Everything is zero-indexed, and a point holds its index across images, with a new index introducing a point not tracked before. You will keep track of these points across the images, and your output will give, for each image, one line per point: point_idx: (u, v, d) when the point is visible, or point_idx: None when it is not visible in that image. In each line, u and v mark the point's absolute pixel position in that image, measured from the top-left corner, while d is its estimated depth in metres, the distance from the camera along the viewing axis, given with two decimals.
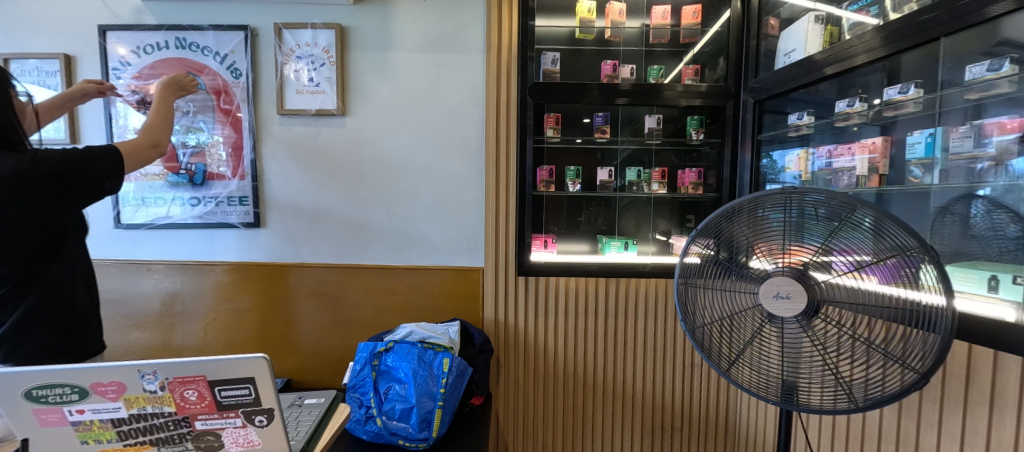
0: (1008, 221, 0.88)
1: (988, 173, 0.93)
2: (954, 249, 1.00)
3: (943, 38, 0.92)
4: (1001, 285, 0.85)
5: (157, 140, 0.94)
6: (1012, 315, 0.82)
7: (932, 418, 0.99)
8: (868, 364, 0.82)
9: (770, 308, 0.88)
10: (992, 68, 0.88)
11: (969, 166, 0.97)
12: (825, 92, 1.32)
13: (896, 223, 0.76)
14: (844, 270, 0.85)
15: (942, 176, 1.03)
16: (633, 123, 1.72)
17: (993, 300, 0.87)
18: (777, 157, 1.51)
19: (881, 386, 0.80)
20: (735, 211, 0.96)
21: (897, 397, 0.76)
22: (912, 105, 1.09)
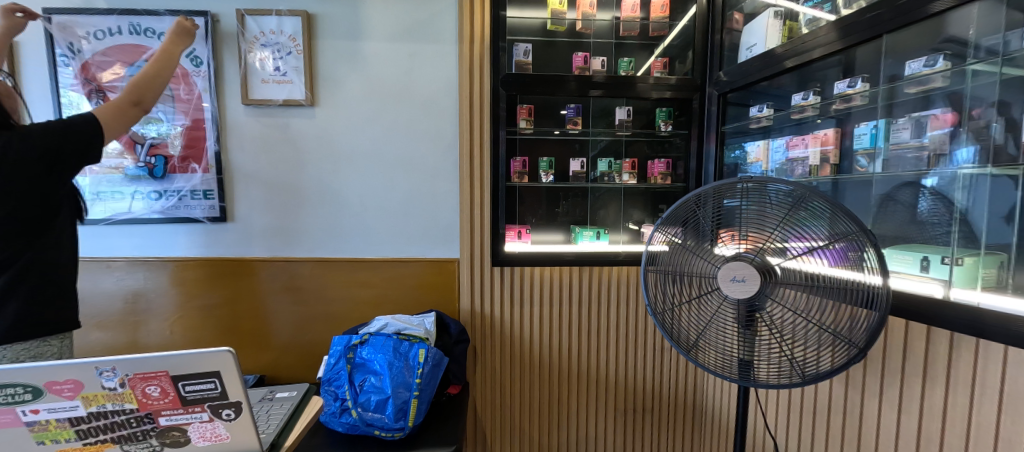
0: (943, 209, 0.97)
1: (922, 162, 1.02)
2: (893, 234, 1.08)
3: (885, 36, 0.99)
4: (931, 265, 0.93)
5: (140, 97, 0.98)
6: (940, 292, 0.90)
7: (874, 388, 1.07)
8: (817, 342, 0.88)
9: (728, 290, 0.94)
10: (929, 64, 0.96)
11: (908, 156, 1.05)
12: (785, 83, 1.38)
13: (843, 211, 0.82)
14: (798, 254, 0.90)
15: (884, 165, 1.11)
16: (604, 115, 1.75)
17: (926, 279, 0.94)
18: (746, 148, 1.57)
19: (827, 361, 0.86)
20: (699, 200, 1.02)
21: (842, 370, 0.82)
22: (858, 98, 1.17)
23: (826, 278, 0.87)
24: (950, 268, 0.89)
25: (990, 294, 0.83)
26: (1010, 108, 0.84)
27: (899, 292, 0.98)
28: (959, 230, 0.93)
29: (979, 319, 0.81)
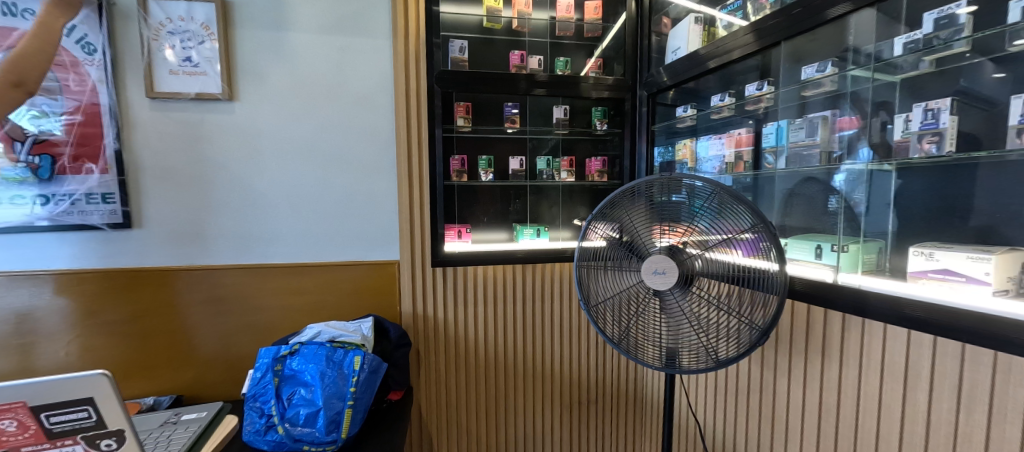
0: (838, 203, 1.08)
1: (816, 158, 1.11)
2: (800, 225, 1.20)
3: (783, 46, 1.12)
4: (824, 252, 1.03)
5: (20, 78, 1.19)
6: (829, 276, 1.00)
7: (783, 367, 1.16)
8: (730, 326, 0.95)
9: (651, 282, 0.99)
10: (819, 69, 1.07)
11: (804, 153, 1.14)
12: (709, 81, 1.46)
13: (748, 207, 0.89)
14: (717, 247, 0.96)
15: (787, 161, 1.19)
16: (540, 114, 1.76)
17: (818, 265, 1.04)
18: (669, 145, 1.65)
19: (738, 343, 0.93)
20: (636, 189, 1.02)
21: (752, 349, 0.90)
22: (766, 100, 1.28)
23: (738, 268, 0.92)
24: (838, 255, 0.99)
25: (870, 277, 0.96)
26: (891, 105, 0.99)
27: (797, 279, 1.06)
28: (846, 221, 1.06)
29: (863, 300, 0.90)
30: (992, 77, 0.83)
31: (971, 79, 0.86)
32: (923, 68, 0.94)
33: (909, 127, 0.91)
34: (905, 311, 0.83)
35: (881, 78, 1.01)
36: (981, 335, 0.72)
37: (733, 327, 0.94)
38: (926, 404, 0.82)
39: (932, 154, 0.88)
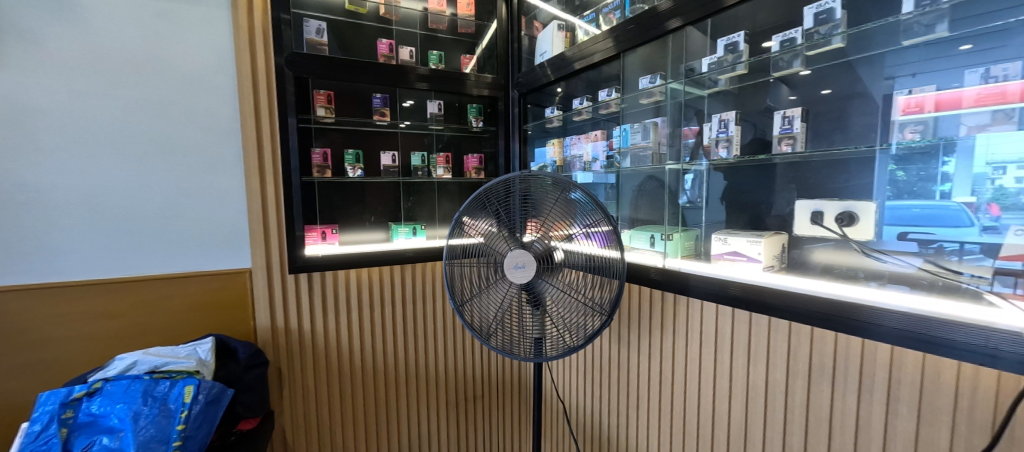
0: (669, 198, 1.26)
1: (648, 159, 1.28)
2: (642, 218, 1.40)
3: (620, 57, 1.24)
4: (656, 241, 1.19)
5: None
6: (659, 260, 1.16)
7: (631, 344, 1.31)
8: (585, 310, 1.02)
9: (512, 276, 1.03)
10: (651, 81, 1.23)
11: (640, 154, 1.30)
12: (575, 85, 1.57)
13: (592, 201, 0.98)
14: (579, 238, 1.02)
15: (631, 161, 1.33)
16: (412, 109, 1.71)
17: (652, 252, 1.20)
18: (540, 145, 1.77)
19: (592, 325, 1.01)
20: (509, 183, 1.06)
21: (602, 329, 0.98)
22: (613, 105, 1.44)
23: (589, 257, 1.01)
24: (666, 243, 1.16)
25: (687, 261, 1.13)
26: (703, 113, 1.22)
27: (642, 266, 1.19)
28: (676, 215, 1.24)
29: (686, 282, 1.05)
30: (788, 99, 1.05)
31: (774, 100, 1.07)
32: (727, 87, 1.16)
33: (711, 135, 1.15)
34: (720, 290, 0.97)
35: (693, 92, 1.20)
36: (763, 301, 0.89)
37: (586, 311, 1.02)
38: (729, 362, 0.99)
39: (723, 157, 1.11)
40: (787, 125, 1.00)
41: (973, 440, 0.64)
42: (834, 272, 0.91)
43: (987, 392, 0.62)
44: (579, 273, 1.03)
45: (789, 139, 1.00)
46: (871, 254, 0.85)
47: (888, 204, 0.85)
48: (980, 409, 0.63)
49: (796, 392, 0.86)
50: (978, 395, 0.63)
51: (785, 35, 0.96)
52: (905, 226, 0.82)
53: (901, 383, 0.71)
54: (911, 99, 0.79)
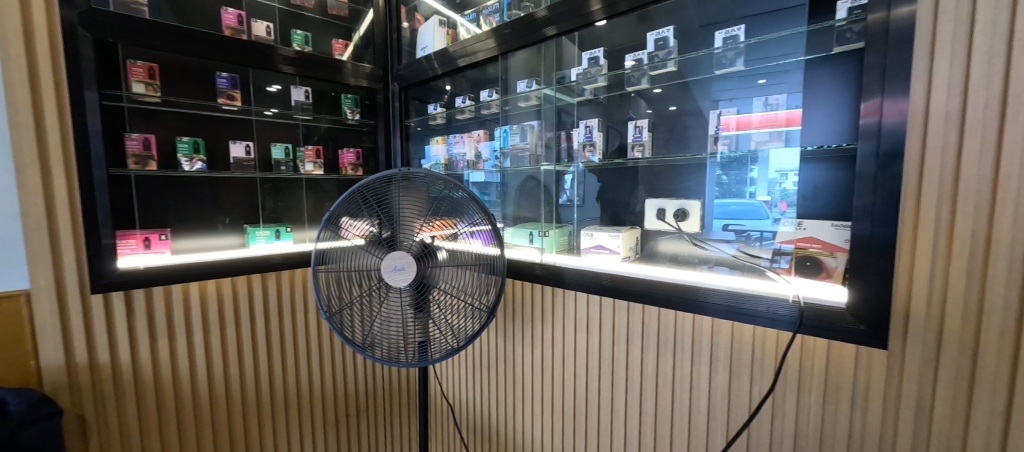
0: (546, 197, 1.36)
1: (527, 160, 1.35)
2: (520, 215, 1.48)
3: (499, 61, 1.28)
4: (534, 237, 1.29)
5: None
6: (536, 254, 1.25)
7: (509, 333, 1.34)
8: (468, 308, 1.02)
9: (391, 280, 0.97)
10: (529, 85, 1.34)
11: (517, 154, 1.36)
12: (461, 84, 1.59)
13: (473, 199, 0.98)
14: (464, 237, 1.02)
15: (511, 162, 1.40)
16: (265, 94, 1.48)
17: (530, 247, 1.30)
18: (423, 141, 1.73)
19: (476, 322, 1.02)
20: (390, 178, 0.99)
21: (484, 325, 0.99)
22: (494, 106, 1.48)
23: (473, 255, 1.02)
24: (543, 239, 1.26)
25: (561, 255, 1.24)
26: (571, 112, 1.34)
27: (531, 263, 1.22)
28: (553, 213, 1.34)
29: (563, 274, 1.13)
30: (645, 111, 1.20)
31: (634, 111, 1.22)
32: (600, 96, 1.29)
33: (577, 141, 1.27)
34: (593, 281, 1.06)
35: (564, 99, 1.32)
36: (624, 287, 1.00)
37: (470, 309, 1.02)
38: (595, 345, 1.10)
39: (590, 160, 1.25)
40: (637, 134, 1.16)
41: (763, 384, 0.83)
42: (679, 260, 1.05)
43: (771, 346, 0.81)
44: (462, 272, 1.02)
45: (639, 146, 1.17)
46: (705, 245, 1.02)
47: (716, 203, 1.04)
48: (768, 359, 0.82)
49: (647, 363, 1.00)
50: (766, 350, 0.82)
51: (636, 54, 1.11)
52: (727, 219, 1.01)
53: (719, 347, 0.88)
54: (734, 119, 0.97)
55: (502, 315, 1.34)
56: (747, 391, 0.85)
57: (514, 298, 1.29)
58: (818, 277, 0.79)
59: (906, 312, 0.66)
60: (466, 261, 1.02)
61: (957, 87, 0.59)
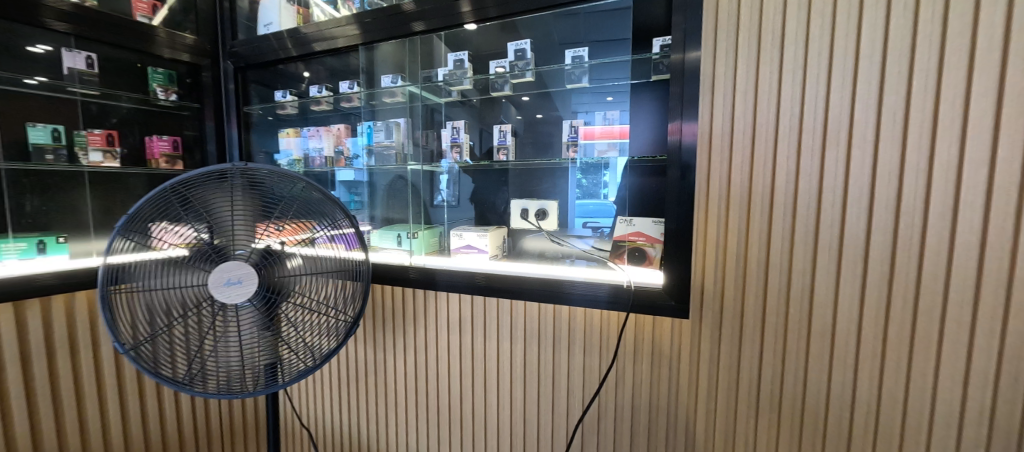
0: (414, 197, 1.32)
1: (392, 159, 1.32)
2: (388, 215, 1.41)
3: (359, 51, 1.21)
4: (403, 239, 1.25)
5: None
6: (406, 257, 1.20)
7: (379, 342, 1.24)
8: (326, 321, 0.93)
9: (222, 296, 0.82)
10: (393, 81, 1.27)
11: (382, 152, 1.32)
12: (318, 72, 1.42)
13: (332, 200, 0.89)
14: (320, 242, 0.91)
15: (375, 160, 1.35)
16: (9, 52, 1.06)
17: (399, 250, 1.26)
18: (269, 132, 1.49)
19: (333, 337, 0.93)
20: (223, 175, 0.83)
21: (346, 338, 0.92)
22: (356, 100, 1.38)
23: (332, 262, 0.92)
24: (412, 241, 1.23)
25: (431, 256, 1.22)
26: (439, 112, 1.33)
27: (406, 265, 1.15)
28: (423, 213, 1.31)
29: (434, 276, 1.10)
30: (516, 117, 1.26)
31: (505, 116, 1.27)
32: (472, 99, 1.30)
33: (445, 142, 1.30)
34: (465, 281, 1.07)
35: (431, 98, 1.31)
36: (497, 286, 1.03)
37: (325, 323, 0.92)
38: (469, 343, 1.11)
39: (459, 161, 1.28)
40: (502, 137, 1.24)
41: (609, 359, 0.97)
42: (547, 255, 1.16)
43: (613, 325, 0.95)
44: (318, 281, 0.92)
45: (503, 150, 1.23)
46: (567, 241, 1.14)
47: (578, 203, 1.17)
48: (611, 336, 0.95)
49: (516, 353, 1.06)
50: (610, 328, 0.95)
51: (499, 62, 1.17)
52: (586, 218, 1.14)
53: (575, 331, 0.99)
54: (588, 131, 1.08)
55: (372, 322, 1.24)
56: (597, 367, 0.98)
57: (383, 304, 1.22)
58: (643, 265, 0.95)
59: (702, 288, 0.85)
60: (324, 269, 0.91)
61: (729, 116, 0.79)
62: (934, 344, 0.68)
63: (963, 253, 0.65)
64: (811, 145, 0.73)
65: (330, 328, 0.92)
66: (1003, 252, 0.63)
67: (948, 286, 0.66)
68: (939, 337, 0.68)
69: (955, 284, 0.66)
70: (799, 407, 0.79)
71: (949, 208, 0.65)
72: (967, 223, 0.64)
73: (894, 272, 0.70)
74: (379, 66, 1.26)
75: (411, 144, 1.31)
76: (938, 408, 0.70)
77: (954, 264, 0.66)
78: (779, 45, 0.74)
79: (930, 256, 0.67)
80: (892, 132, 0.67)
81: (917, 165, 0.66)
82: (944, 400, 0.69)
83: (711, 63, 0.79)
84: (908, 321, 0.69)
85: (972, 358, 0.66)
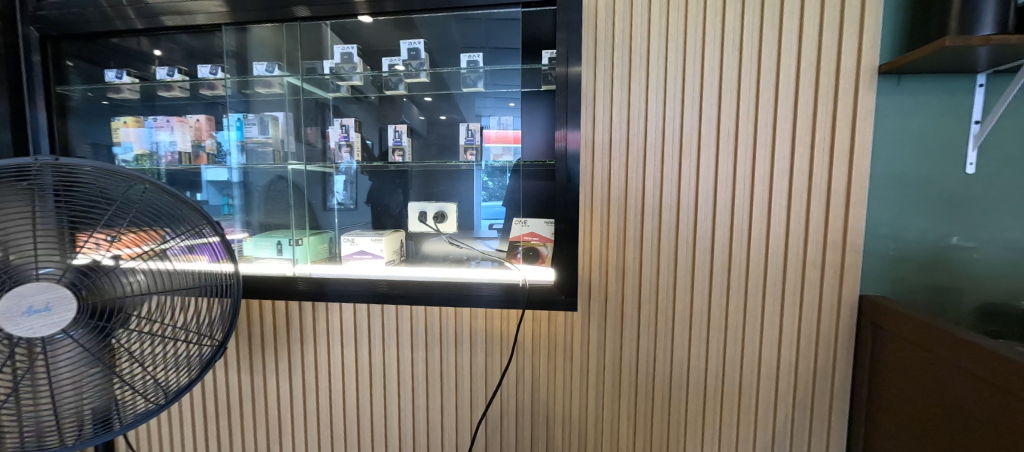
0: (295, 196, 1.22)
1: (268, 157, 1.19)
2: (267, 220, 1.24)
3: (222, 31, 1.03)
4: (284, 247, 1.12)
5: None
6: (290, 268, 1.07)
7: (259, 365, 1.10)
8: (176, 351, 0.80)
9: (21, 330, 0.66)
10: (268, 69, 1.14)
11: (256, 149, 1.18)
12: (173, 52, 1.22)
13: (183, 201, 0.74)
14: (179, 254, 0.79)
15: (246, 157, 1.19)
16: None
17: (280, 259, 1.12)
18: (96, 119, 1.19)
19: (186, 371, 0.80)
20: (27, 174, 0.67)
21: (203, 370, 0.80)
22: (221, 88, 1.21)
23: (190, 276, 0.79)
24: (295, 248, 1.10)
25: (318, 264, 1.11)
26: (328, 106, 1.26)
27: (294, 276, 1.03)
28: (308, 215, 1.22)
29: (325, 286, 1.01)
30: (419, 118, 1.21)
31: (407, 116, 1.21)
32: (369, 95, 1.23)
33: (332, 141, 1.21)
34: (361, 290, 1.00)
35: (316, 91, 1.22)
36: (400, 293, 0.98)
37: (177, 355, 0.79)
38: (367, 354, 1.05)
39: (348, 161, 1.21)
40: (398, 138, 1.19)
41: (509, 355, 1.00)
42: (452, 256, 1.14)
43: (512, 321, 0.99)
44: (171, 299, 0.79)
45: (400, 151, 1.19)
46: (472, 244, 1.15)
47: (483, 205, 1.16)
48: (510, 332, 0.99)
49: (419, 359, 1.04)
50: (509, 325, 0.99)
51: (392, 60, 1.14)
52: (491, 220, 1.15)
53: (477, 331, 1.01)
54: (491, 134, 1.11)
55: (247, 343, 1.09)
56: (498, 363, 1.01)
57: (262, 321, 1.08)
58: (536, 263, 1.01)
59: (588, 283, 0.96)
60: (179, 285, 0.79)
61: (607, 128, 0.92)
62: (750, 310, 0.92)
63: (762, 241, 0.90)
64: (670, 156, 0.91)
65: (183, 359, 0.80)
66: (782, 239, 0.90)
67: (755, 265, 0.91)
68: (752, 304, 0.92)
69: (758, 263, 0.91)
70: (667, 373, 0.96)
71: (754, 208, 0.90)
72: (764, 219, 0.90)
73: (725, 256, 0.92)
74: (252, 51, 1.12)
75: (292, 141, 1.21)
76: (763, 353, 0.93)
77: (757, 249, 0.91)
78: (646, 72, 0.90)
79: (745, 244, 0.91)
80: (721, 149, 0.89)
81: (744, 172, 0.89)
82: (756, 351, 0.93)
83: (593, 81, 0.91)
84: (734, 293, 0.92)
85: (782, 313, 0.91)
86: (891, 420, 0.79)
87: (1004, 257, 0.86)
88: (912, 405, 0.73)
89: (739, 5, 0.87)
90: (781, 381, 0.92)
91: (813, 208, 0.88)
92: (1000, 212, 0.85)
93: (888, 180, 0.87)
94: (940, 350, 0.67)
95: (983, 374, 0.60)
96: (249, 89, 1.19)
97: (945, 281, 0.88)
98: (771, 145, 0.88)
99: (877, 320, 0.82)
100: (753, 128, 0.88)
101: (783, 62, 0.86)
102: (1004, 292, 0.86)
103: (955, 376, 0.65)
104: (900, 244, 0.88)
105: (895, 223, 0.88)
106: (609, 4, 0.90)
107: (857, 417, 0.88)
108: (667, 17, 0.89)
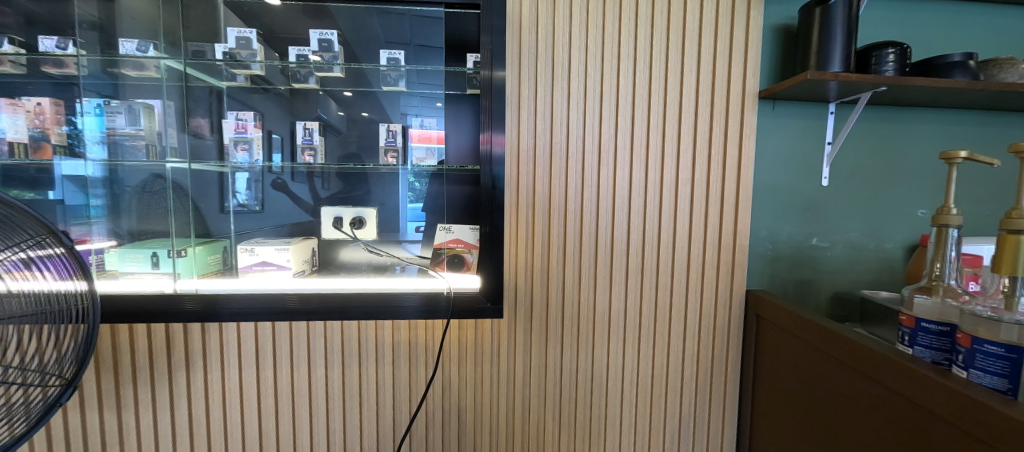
0: (176, 197, 1.04)
1: (141, 153, 1.00)
2: (135, 227, 1.04)
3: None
4: (160, 260, 0.94)
5: None
6: (171, 286, 0.91)
7: (130, 399, 0.92)
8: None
9: None
10: (141, 49, 0.97)
11: (125, 143, 1.00)
12: (3, 15, 0.94)
13: (16, 208, 0.60)
14: (6, 271, 0.64)
15: (112, 151, 0.99)
16: None
17: (157, 274, 0.95)
18: None
19: (21, 420, 0.66)
20: None
21: (41, 421, 0.65)
22: (74, 67, 0.97)
23: (27, 296, 0.66)
24: (174, 261, 0.94)
25: (206, 279, 0.96)
26: (222, 92, 1.10)
27: (177, 293, 0.85)
28: (193, 219, 1.05)
29: (215, 303, 0.85)
30: (337, 114, 1.11)
31: (324, 111, 1.11)
32: (277, 85, 1.09)
33: (226, 135, 1.07)
34: (267, 305, 0.86)
35: (205, 77, 1.07)
36: (313, 308, 0.86)
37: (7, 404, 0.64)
38: (272, 377, 0.94)
39: (244, 159, 1.07)
40: (308, 136, 1.08)
41: (434, 365, 0.97)
42: (372, 265, 1.07)
43: (438, 329, 0.96)
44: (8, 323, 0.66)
45: (310, 150, 1.09)
46: (395, 249, 1.08)
47: (410, 207, 1.09)
48: (434, 341, 0.96)
49: (334, 378, 0.96)
50: (434, 333, 0.96)
51: (299, 49, 1.03)
52: (416, 223, 1.09)
53: (399, 343, 0.96)
54: (421, 133, 1.06)
55: (113, 374, 0.90)
56: (423, 375, 0.97)
57: (135, 346, 0.90)
58: (462, 270, 0.99)
59: (515, 288, 0.97)
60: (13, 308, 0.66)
61: (532, 135, 0.94)
62: (660, 308, 1.00)
63: (670, 244, 0.99)
64: (589, 165, 0.95)
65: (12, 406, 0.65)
66: (686, 242, 0.99)
67: (663, 266, 0.99)
68: (661, 301, 1.00)
69: (666, 265, 0.99)
70: (589, 369, 1.00)
71: (662, 214, 0.98)
72: (671, 223, 0.98)
73: (639, 258, 0.99)
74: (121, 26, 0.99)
75: (174, 134, 1.04)
76: (671, 347, 1.01)
77: (666, 252, 0.99)
78: (568, 82, 0.93)
79: (655, 247, 0.99)
80: (634, 160, 0.96)
81: (655, 182, 0.97)
82: (665, 345, 1.01)
83: (517, 86, 0.92)
84: (646, 293, 0.99)
85: (687, 310, 1.01)
86: (772, 401, 0.91)
87: (847, 255, 1.05)
88: (791, 386, 0.85)
89: (650, 27, 0.94)
90: (685, 369, 1.02)
91: (710, 214, 0.98)
92: (846, 219, 1.04)
93: (766, 190, 1.02)
94: (811, 338, 0.78)
95: (841, 356, 0.71)
96: (117, 69, 1.00)
97: (807, 275, 1.05)
98: (676, 157, 0.97)
99: (761, 314, 0.95)
100: (661, 140, 0.96)
101: (686, 83, 0.95)
102: (845, 283, 1.05)
103: (816, 356, 0.78)
104: (776, 246, 1.03)
105: (771, 227, 1.03)
106: (532, 14, 0.91)
107: (745, 399, 1.01)
108: (586, 32, 0.93)
